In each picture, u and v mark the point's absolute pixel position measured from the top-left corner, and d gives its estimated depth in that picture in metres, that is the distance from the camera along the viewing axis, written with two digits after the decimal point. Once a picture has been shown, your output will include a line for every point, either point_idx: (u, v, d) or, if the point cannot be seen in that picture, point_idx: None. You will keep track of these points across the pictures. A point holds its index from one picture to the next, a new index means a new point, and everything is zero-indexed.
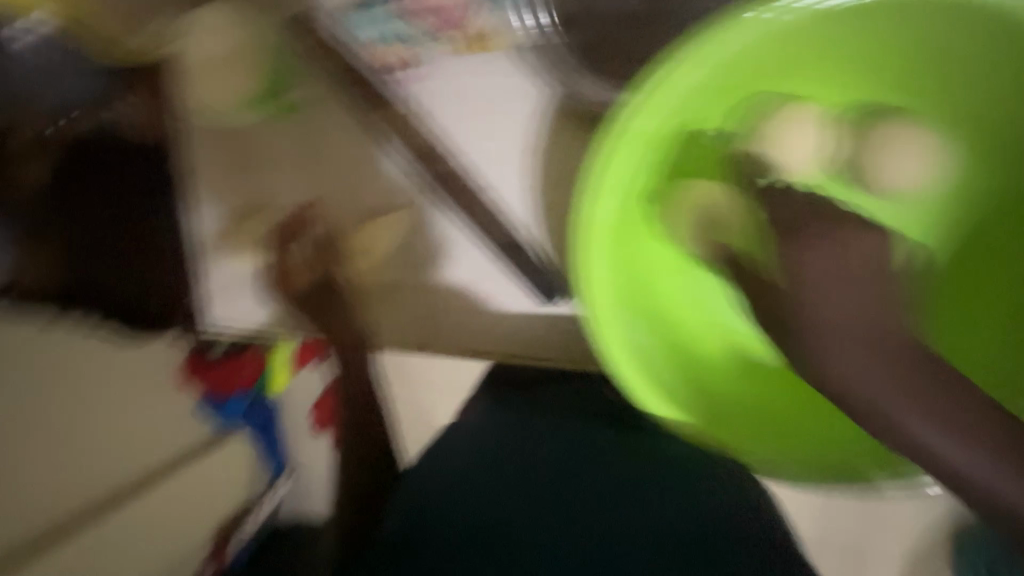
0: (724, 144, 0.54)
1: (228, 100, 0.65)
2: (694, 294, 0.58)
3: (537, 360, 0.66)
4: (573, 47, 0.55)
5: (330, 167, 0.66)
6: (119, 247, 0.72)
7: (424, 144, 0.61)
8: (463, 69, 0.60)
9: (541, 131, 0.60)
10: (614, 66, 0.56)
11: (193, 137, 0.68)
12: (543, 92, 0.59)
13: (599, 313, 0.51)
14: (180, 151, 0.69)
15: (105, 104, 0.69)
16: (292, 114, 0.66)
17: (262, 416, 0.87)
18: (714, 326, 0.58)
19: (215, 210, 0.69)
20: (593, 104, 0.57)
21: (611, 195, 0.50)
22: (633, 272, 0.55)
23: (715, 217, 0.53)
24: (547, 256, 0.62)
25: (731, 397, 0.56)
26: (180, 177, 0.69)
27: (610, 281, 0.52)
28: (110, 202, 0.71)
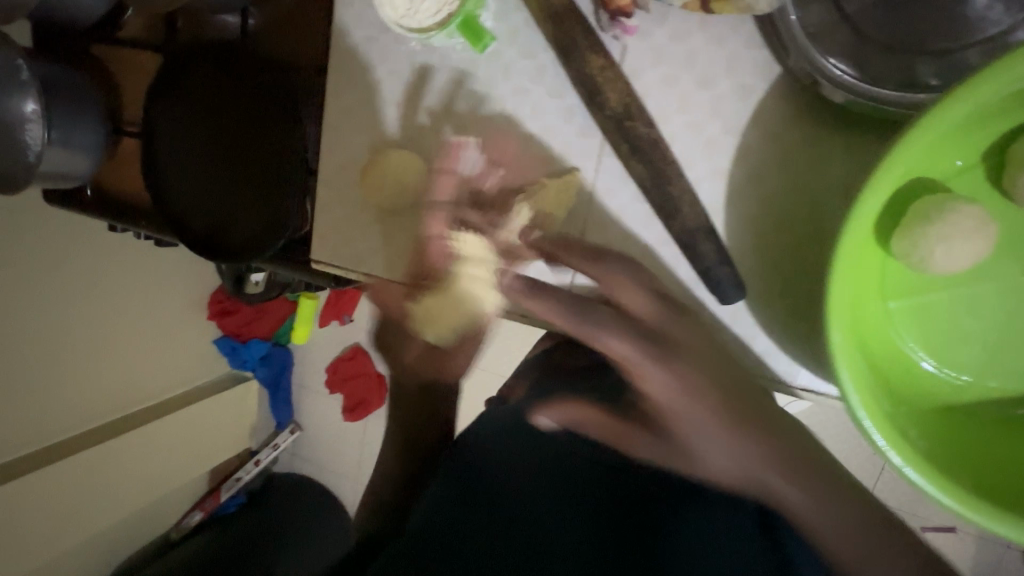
0: (981, 167, 0.48)
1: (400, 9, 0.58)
2: (910, 312, 0.51)
3: None
4: (818, 24, 0.50)
5: (497, 117, 0.63)
6: (224, 164, 0.85)
7: (621, 106, 0.53)
8: (677, 29, 0.54)
9: (753, 111, 0.54)
10: (860, 52, 0.49)
11: (359, 62, 0.67)
12: (764, 66, 0.53)
13: (838, 324, 0.44)
14: (338, 72, 0.67)
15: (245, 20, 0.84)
16: (485, 49, 0.60)
17: (279, 361, 1.59)
18: (932, 340, 0.51)
19: (362, 143, 0.68)
20: (824, 89, 0.50)
21: (879, 199, 0.43)
22: (857, 286, 0.48)
23: (970, 241, 0.45)
24: (732, 249, 0.56)
25: (936, 433, 0.49)
26: (336, 97, 0.68)
27: (848, 298, 0.45)
28: (210, 110, 0.84)
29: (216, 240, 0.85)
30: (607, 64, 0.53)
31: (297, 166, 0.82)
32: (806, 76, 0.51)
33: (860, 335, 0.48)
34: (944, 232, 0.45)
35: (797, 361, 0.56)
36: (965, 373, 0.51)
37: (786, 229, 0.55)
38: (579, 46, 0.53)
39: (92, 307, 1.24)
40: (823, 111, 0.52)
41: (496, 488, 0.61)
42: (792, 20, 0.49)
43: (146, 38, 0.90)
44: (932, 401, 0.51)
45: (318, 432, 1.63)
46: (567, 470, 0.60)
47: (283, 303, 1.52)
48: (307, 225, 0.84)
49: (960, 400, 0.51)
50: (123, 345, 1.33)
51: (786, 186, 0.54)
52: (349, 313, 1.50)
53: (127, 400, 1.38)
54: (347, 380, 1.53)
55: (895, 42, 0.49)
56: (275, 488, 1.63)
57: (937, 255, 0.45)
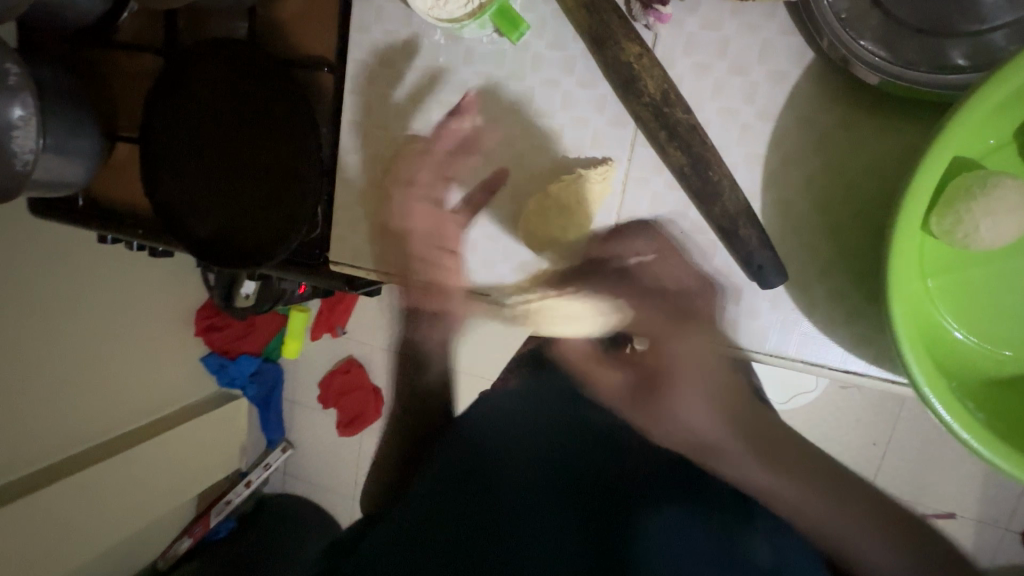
0: (1016, 145, 0.49)
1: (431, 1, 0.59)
2: (954, 287, 0.51)
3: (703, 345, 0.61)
4: (852, 9, 0.50)
5: (527, 111, 0.64)
6: (235, 168, 0.83)
7: (659, 94, 0.54)
8: (711, 16, 0.55)
9: (787, 96, 0.55)
10: (895, 37, 0.50)
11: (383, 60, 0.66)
12: (797, 53, 0.54)
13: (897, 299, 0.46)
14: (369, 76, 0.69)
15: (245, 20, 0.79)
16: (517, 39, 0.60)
17: (271, 377, 1.56)
18: (976, 313, 0.51)
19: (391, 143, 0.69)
20: (859, 74, 0.51)
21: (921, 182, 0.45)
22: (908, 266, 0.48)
23: (1008, 216, 0.46)
24: (770, 233, 0.56)
25: (981, 405, 0.50)
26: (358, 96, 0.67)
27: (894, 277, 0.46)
28: (219, 113, 0.82)
29: (224, 249, 0.82)
30: (644, 53, 0.54)
31: (308, 165, 0.77)
32: (840, 60, 0.51)
33: (911, 314, 0.48)
34: (983, 212, 0.46)
35: (836, 343, 0.57)
36: (1007, 346, 0.52)
37: (822, 213, 0.55)
38: (615, 36, 0.54)
39: (78, 324, 1.18)
40: (855, 96, 0.53)
41: (484, 455, 0.66)
42: (825, 5, 0.50)
43: (144, 40, 0.86)
44: (982, 377, 0.52)
45: (312, 448, 1.59)
46: (565, 442, 0.67)
47: (274, 317, 1.49)
48: (317, 231, 0.80)
49: (1009, 375, 0.52)
50: (110, 362, 1.27)
51: (823, 169, 0.55)
52: (343, 325, 1.47)
53: (114, 420, 1.32)
54: (342, 393, 1.49)
55: (927, 25, 0.49)
56: (267, 510, 1.60)
57: (983, 230, 0.47)
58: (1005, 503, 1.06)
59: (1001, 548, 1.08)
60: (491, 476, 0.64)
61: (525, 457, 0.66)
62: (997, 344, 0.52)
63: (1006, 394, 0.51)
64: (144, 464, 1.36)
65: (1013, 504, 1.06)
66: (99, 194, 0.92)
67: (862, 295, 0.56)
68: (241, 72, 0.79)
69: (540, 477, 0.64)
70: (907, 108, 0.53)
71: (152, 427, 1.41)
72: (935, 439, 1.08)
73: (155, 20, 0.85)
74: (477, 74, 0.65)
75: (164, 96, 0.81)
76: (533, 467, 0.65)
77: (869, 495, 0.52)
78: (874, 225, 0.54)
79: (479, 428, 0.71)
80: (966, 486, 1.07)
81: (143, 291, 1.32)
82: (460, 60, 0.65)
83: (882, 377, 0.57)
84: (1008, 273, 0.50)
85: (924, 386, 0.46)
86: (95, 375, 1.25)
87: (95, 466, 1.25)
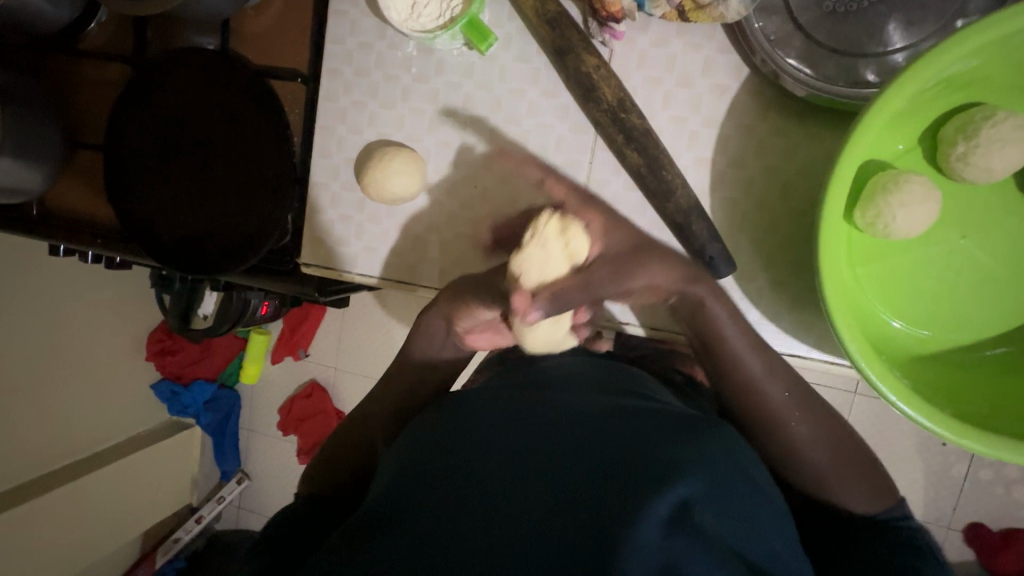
0: (916, 149, 0.57)
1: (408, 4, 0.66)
2: (876, 276, 0.58)
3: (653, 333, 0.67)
4: (778, 30, 0.58)
5: (496, 121, 0.68)
6: (199, 176, 0.82)
7: (616, 102, 0.59)
8: (661, 35, 0.62)
9: (728, 106, 0.61)
10: (816, 55, 0.57)
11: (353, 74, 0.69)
12: (734, 68, 0.61)
13: (832, 289, 0.52)
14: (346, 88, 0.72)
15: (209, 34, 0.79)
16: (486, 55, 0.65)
17: (227, 405, 1.50)
18: (897, 299, 0.58)
19: (367, 148, 0.73)
20: (786, 86, 0.58)
21: (842, 180, 0.50)
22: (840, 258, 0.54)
23: (917, 209, 0.53)
24: (720, 229, 0.62)
25: (907, 381, 0.56)
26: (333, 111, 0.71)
27: (829, 268, 0.52)
28: (185, 122, 0.82)
29: (194, 255, 0.81)
30: (601, 65, 0.60)
31: (273, 170, 0.77)
32: (770, 74, 0.58)
33: (847, 301, 0.54)
34: (895, 204, 0.53)
35: (781, 330, 0.62)
36: (924, 327, 0.58)
37: (763, 210, 0.61)
38: (575, 49, 0.60)
39: (20, 344, 1.13)
40: (786, 107, 0.60)
41: (453, 440, 0.54)
42: (755, 27, 0.57)
43: (112, 50, 0.85)
44: (907, 354, 0.58)
45: (269, 479, 1.53)
46: (561, 420, 0.53)
47: (233, 340, 1.45)
48: (287, 238, 0.78)
49: (929, 351, 0.59)
50: (54, 386, 1.21)
51: (762, 170, 0.61)
52: (304, 348, 1.44)
53: (55, 450, 1.25)
54: (302, 419, 1.43)
55: (841, 45, 0.56)
56: (218, 548, 1.52)
57: (900, 219, 0.53)
58: (946, 502, 1.14)
59: (944, 545, 1.15)
60: (460, 482, 0.49)
61: (505, 456, 0.50)
62: (916, 326, 0.58)
63: (928, 368, 0.58)
64: (87, 498, 1.29)
65: (952, 502, 1.14)
66: (56, 205, 0.88)
67: (802, 285, 0.61)
68: (213, 82, 0.79)
69: (520, 483, 0.48)
70: (830, 117, 0.60)
71: (97, 459, 1.34)
72: (881, 442, 1.15)
73: (126, 30, 0.85)
74: (448, 85, 0.69)
75: (130, 104, 0.81)
76: (518, 460, 0.50)
77: (812, 442, 0.58)
78: (808, 221, 0.61)
79: (445, 431, 0.56)
80: (911, 484, 1.15)
81: (94, 309, 1.28)
82: (432, 71, 0.69)
83: (822, 359, 0.62)
84: (923, 261, 0.57)
85: (865, 365, 0.51)
86: (38, 400, 1.19)
87: (31, 499, 1.18)
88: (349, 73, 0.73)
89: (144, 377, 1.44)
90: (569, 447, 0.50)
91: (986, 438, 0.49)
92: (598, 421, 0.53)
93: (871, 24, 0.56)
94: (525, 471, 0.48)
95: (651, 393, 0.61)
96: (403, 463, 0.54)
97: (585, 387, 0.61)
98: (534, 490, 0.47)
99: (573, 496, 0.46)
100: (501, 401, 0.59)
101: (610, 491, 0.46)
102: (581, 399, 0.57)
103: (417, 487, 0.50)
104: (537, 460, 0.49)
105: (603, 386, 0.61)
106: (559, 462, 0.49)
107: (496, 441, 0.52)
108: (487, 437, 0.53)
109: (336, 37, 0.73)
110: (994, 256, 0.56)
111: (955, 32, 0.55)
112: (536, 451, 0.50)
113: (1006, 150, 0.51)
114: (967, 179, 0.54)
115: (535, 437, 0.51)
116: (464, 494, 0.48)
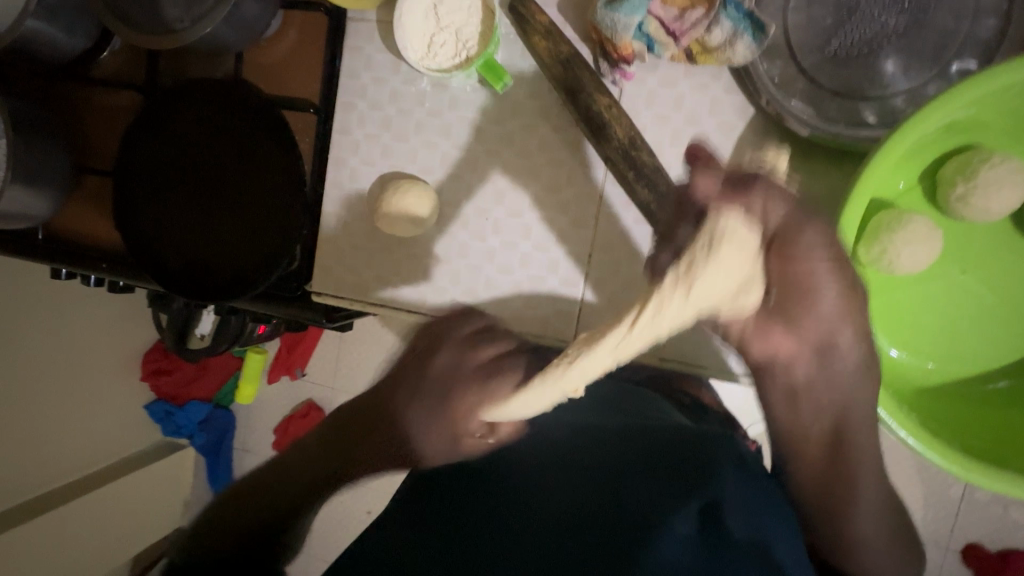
0: (918, 187, 0.59)
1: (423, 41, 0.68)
2: (881, 309, 0.59)
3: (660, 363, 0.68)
4: (783, 74, 0.60)
5: (507, 154, 0.69)
6: (208, 202, 0.82)
7: (626, 140, 0.61)
8: (668, 75, 0.64)
9: (734, 143, 0.63)
10: (819, 97, 0.59)
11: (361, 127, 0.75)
12: (739, 108, 0.63)
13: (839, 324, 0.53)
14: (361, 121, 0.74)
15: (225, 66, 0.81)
16: (504, 96, 0.69)
17: (221, 426, 1.47)
18: (900, 332, 0.60)
19: (379, 180, 0.74)
20: (791, 127, 0.60)
21: (847, 219, 0.52)
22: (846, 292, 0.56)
23: (919, 247, 0.55)
24: None
25: (913, 413, 0.58)
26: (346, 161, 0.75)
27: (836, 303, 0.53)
28: (195, 149, 0.82)
29: (201, 280, 0.81)
30: (612, 104, 0.62)
31: (284, 198, 0.77)
32: (776, 115, 0.60)
33: (853, 335, 0.55)
34: (898, 242, 0.54)
35: None
36: (926, 360, 0.60)
37: None
38: (586, 88, 0.62)
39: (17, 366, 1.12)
40: (790, 145, 0.62)
41: (486, 477, 0.60)
42: (761, 70, 0.59)
43: (123, 77, 0.86)
44: (911, 385, 0.60)
45: None
46: (584, 447, 0.59)
47: (230, 358, 1.43)
48: (295, 265, 0.78)
49: (933, 383, 0.60)
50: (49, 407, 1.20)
51: None
52: (302, 367, 1.43)
53: (48, 473, 1.23)
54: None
55: (844, 88, 0.59)
56: None
57: (903, 256, 0.54)
58: (944, 523, 1.15)
59: (943, 566, 1.16)
60: (495, 517, 0.54)
61: (535, 489, 0.56)
62: (919, 358, 0.60)
63: (931, 400, 0.59)
64: (78, 521, 1.27)
65: (950, 523, 1.15)
66: (61, 229, 0.88)
67: None
68: (225, 111, 0.79)
69: (550, 509, 0.53)
70: (833, 156, 0.62)
71: (88, 481, 1.32)
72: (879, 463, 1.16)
73: (138, 59, 0.85)
74: (460, 119, 0.71)
75: (142, 131, 0.82)
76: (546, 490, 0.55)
77: None
78: None
79: (481, 470, 0.61)
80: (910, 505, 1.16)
81: (90, 329, 1.27)
82: (444, 105, 0.71)
83: None
84: (927, 294, 0.59)
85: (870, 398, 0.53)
86: (34, 422, 1.18)
87: (23, 523, 1.16)
88: (364, 106, 0.75)
89: (140, 397, 1.43)
90: (589, 473, 0.56)
91: (989, 473, 0.51)
92: (616, 445, 0.59)
93: (871, 69, 0.58)
94: (555, 496, 0.54)
95: (671, 416, 0.67)
96: (438, 494, 0.61)
97: (607, 413, 0.67)
98: (558, 505, 0.53)
99: (597, 508, 0.51)
100: (530, 439, 0.65)
101: (632, 500, 0.51)
102: (601, 425, 0.63)
103: (451, 513, 0.57)
104: (561, 486, 0.55)
105: (625, 412, 0.67)
106: (582, 485, 0.54)
107: (522, 473, 0.58)
108: (514, 469, 0.59)
109: (352, 72, 0.76)
110: (993, 292, 0.58)
111: (952, 76, 0.57)
112: (557, 478, 0.56)
113: (1002, 192, 0.53)
114: (967, 218, 0.56)
115: (560, 468, 0.57)
116: (496, 520, 0.54)
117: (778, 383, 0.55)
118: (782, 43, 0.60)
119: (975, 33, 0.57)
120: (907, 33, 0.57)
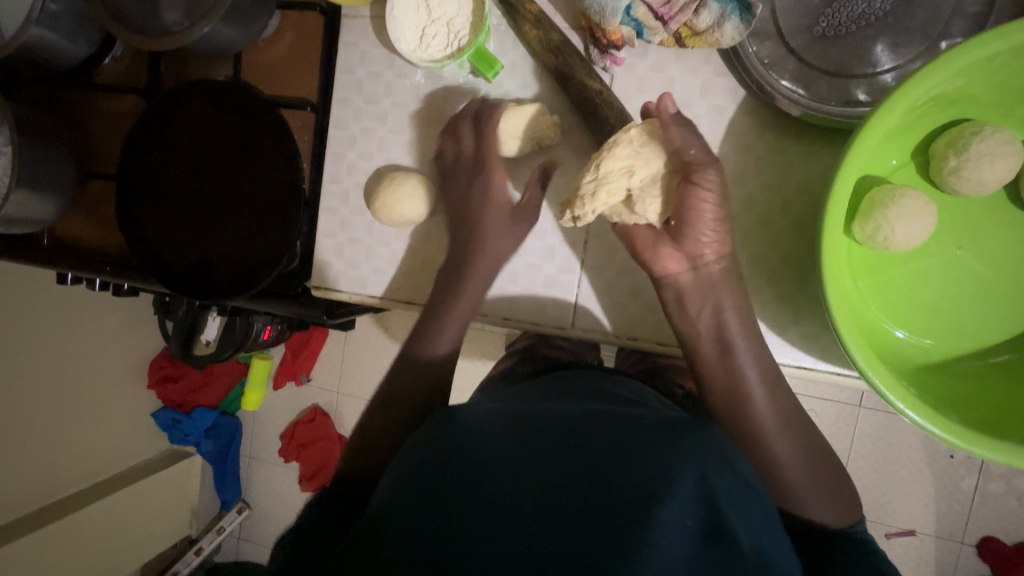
0: (909, 164, 0.59)
1: (415, 33, 0.69)
2: (878, 286, 0.59)
3: (659, 346, 0.68)
4: (771, 55, 0.60)
5: None
6: (209, 203, 0.83)
7: (618, 123, 0.61)
8: (657, 60, 0.65)
9: (725, 126, 0.64)
10: (809, 77, 0.60)
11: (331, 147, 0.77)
12: (728, 91, 0.64)
13: (835, 301, 0.53)
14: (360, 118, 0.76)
15: (223, 67, 0.82)
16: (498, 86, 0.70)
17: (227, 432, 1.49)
18: (898, 309, 0.60)
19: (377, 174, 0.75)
20: (780, 108, 0.61)
21: (840, 193, 0.52)
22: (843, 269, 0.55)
23: (914, 220, 0.54)
24: None
25: (916, 391, 0.57)
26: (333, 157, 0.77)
27: (832, 279, 0.53)
28: (195, 151, 0.84)
29: (203, 280, 0.82)
30: (604, 89, 0.62)
31: (282, 194, 0.78)
32: (766, 96, 0.61)
33: (849, 311, 0.55)
34: (893, 216, 0.54)
35: (787, 342, 0.64)
36: (926, 337, 0.60)
37: (764, 225, 0.64)
38: (578, 74, 0.63)
39: (25, 373, 1.13)
40: (781, 126, 0.63)
41: (454, 449, 0.54)
42: (750, 51, 0.60)
43: (126, 83, 0.88)
44: (911, 363, 0.60)
45: (271, 507, 1.51)
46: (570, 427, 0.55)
47: (235, 365, 1.44)
48: (295, 262, 0.79)
49: (933, 359, 0.60)
50: (58, 414, 1.21)
51: (761, 188, 0.64)
52: (307, 373, 1.43)
53: (56, 480, 1.24)
54: (304, 445, 1.42)
55: (833, 68, 0.59)
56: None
57: (898, 232, 0.54)
58: (957, 516, 1.13)
59: (959, 561, 1.14)
60: (459, 498, 0.49)
61: (509, 468, 0.51)
62: (918, 336, 0.60)
63: (931, 377, 0.59)
64: (88, 527, 1.28)
65: (963, 517, 1.13)
66: (67, 233, 0.90)
67: (805, 297, 0.64)
68: (224, 111, 0.81)
69: (524, 495, 0.49)
70: (823, 135, 0.63)
71: (97, 488, 1.33)
72: (889, 455, 1.15)
73: (141, 65, 0.87)
74: (455, 111, 0.72)
75: (144, 133, 0.83)
76: (522, 469, 0.51)
77: (803, 458, 0.60)
78: (807, 235, 0.63)
79: (447, 443, 0.55)
80: (921, 498, 1.14)
81: (98, 336, 1.28)
82: (439, 98, 0.72)
83: (828, 370, 0.64)
84: (929, 271, 0.58)
85: (869, 372, 0.52)
86: (43, 429, 1.19)
87: (31, 532, 1.16)
88: (360, 101, 0.76)
89: (148, 403, 1.44)
90: (585, 462, 0.50)
91: (994, 447, 0.50)
92: (614, 434, 0.54)
93: (860, 46, 0.58)
94: (531, 473, 0.50)
95: (654, 403, 0.64)
96: (414, 473, 0.53)
97: (586, 400, 0.62)
98: (533, 488, 0.49)
99: (578, 496, 0.48)
100: (504, 416, 0.59)
101: (614, 492, 0.48)
102: (584, 409, 0.59)
103: (423, 482, 0.52)
104: (554, 475, 0.50)
105: (603, 396, 0.64)
106: (562, 471, 0.50)
107: (495, 449, 0.53)
108: (485, 447, 0.54)
109: (346, 68, 0.77)
110: (991, 265, 0.57)
111: (941, 53, 0.58)
112: (555, 469, 0.50)
113: (996, 163, 0.53)
114: (961, 192, 0.55)
115: (540, 446, 0.53)
116: (484, 516, 0.47)
117: (742, 365, 0.59)
118: (769, 25, 0.60)
119: (963, 8, 0.57)
120: (895, 11, 0.57)
